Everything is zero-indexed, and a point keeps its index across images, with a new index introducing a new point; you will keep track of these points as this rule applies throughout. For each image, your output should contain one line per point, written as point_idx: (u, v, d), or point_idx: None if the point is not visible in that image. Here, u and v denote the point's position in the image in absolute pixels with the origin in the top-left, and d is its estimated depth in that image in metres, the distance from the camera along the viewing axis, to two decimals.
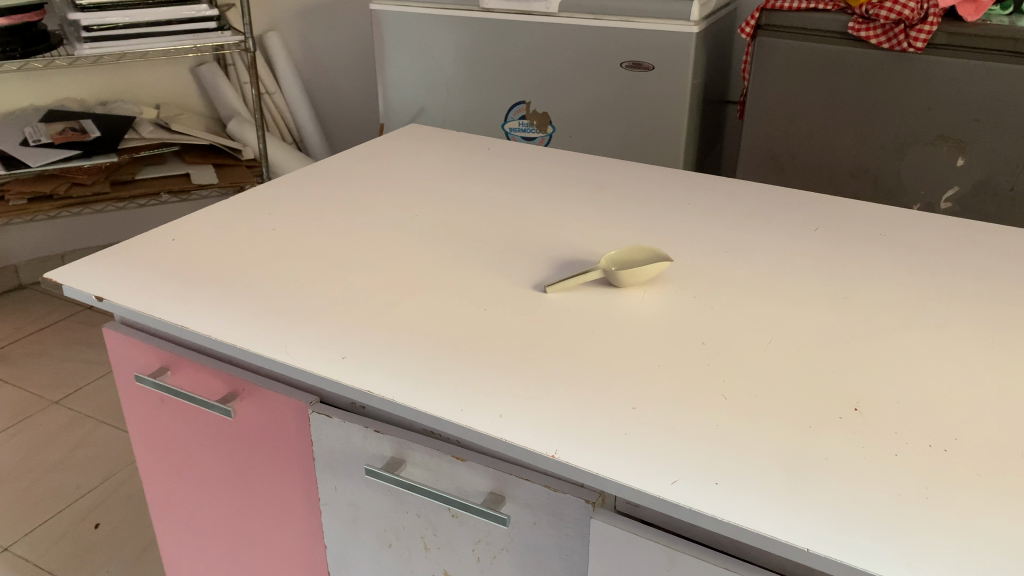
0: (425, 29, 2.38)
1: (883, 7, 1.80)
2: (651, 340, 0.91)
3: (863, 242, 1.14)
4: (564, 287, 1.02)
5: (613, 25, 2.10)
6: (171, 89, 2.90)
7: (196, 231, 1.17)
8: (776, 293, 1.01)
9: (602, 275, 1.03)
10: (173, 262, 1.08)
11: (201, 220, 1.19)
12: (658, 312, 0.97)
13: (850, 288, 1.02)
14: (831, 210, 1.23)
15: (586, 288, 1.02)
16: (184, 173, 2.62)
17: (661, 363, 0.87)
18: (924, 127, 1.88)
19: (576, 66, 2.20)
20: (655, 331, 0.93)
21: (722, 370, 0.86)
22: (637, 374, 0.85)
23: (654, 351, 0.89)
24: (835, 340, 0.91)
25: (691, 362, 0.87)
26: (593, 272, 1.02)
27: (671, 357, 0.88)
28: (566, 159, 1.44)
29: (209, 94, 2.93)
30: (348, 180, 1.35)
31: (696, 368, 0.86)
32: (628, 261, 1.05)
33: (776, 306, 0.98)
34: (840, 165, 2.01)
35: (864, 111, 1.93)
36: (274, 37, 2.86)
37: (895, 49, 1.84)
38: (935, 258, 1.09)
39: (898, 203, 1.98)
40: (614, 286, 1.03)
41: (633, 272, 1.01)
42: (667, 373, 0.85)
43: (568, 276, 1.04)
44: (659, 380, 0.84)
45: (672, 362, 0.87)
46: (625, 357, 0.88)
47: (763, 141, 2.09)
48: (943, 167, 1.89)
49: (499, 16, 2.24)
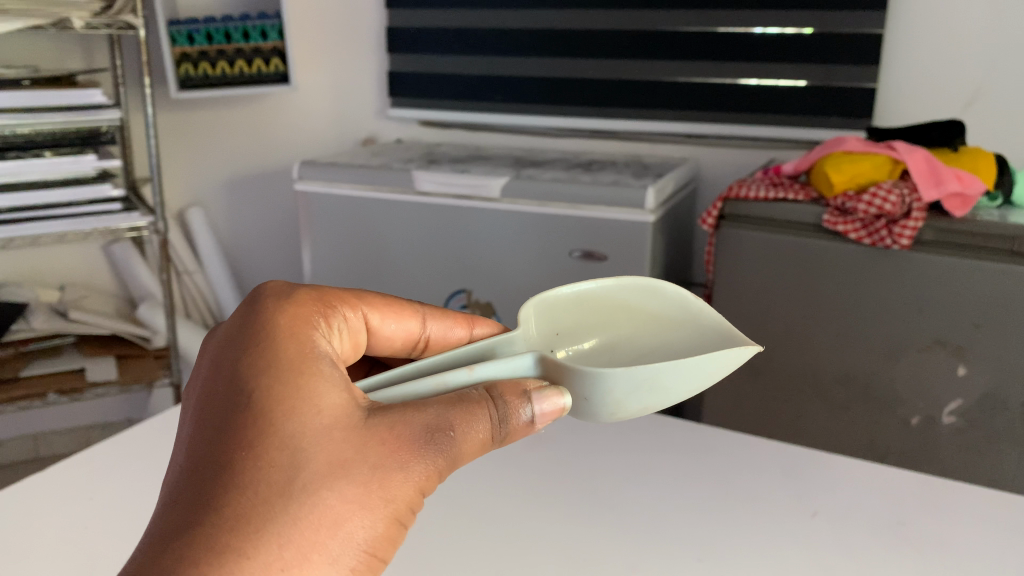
0: (260, 205, 1.62)
1: (872, 206, 0.87)
2: (529, 391, 0.36)
3: (877, 505, 0.49)
4: (372, 390, 0.37)
5: (497, 209, 1.11)
6: (47, 54, 1.34)
7: (46, 113, 1.10)
8: (611, 494, 0.49)
9: (547, 363, 0.39)
10: (51, 206, 1.15)
11: (50, 155, 1.13)
12: (470, 543, 0.45)
13: (811, 570, 0.43)
14: (852, 449, 0.96)
15: (458, 381, 0.37)
16: (55, 269, 1.49)
17: (523, 358, 0.39)
18: (885, 420, 0.93)
19: (442, 249, 1.17)
20: (552, 359, 0.39)
21: (618, 372, 0.37)
22: (466, 374, 0.37)
23: (532, 393, 0.36)
24: (836, 548, 0.44)
25: (592, 392, 0.38)
26: (504, 366, 0.38)
27: (540, 385, 0.37)
28: (471, 247, 1.14)
29: (128, 69, 1.41)
30: (121, 19, 1.12)
31: (590, 381, 0.38)
32: (607, 337, 0.46)
33: (597, 518, 0.47)
34: (856, 452, 0.96)
35: (777, 399, 1.00)
36: (175, 141, 1.56)
37: (957, 410, 0.89)
38: (867, 493, 0.50)
39: (913, 466, 0.93)
40: (557, 380, 0.39)
41: (595, 381, 0.38)
42: (517, 387, 0.36)
43: (412, 367, 0.38)
44: (484, 389, 0.35)
45: (537, 401, 0.36)
46: (470, 334, 0.46)
47: (727, 427, 1.05)
48: (992, 427, 0.87)
49: (323, 174, 1.23)
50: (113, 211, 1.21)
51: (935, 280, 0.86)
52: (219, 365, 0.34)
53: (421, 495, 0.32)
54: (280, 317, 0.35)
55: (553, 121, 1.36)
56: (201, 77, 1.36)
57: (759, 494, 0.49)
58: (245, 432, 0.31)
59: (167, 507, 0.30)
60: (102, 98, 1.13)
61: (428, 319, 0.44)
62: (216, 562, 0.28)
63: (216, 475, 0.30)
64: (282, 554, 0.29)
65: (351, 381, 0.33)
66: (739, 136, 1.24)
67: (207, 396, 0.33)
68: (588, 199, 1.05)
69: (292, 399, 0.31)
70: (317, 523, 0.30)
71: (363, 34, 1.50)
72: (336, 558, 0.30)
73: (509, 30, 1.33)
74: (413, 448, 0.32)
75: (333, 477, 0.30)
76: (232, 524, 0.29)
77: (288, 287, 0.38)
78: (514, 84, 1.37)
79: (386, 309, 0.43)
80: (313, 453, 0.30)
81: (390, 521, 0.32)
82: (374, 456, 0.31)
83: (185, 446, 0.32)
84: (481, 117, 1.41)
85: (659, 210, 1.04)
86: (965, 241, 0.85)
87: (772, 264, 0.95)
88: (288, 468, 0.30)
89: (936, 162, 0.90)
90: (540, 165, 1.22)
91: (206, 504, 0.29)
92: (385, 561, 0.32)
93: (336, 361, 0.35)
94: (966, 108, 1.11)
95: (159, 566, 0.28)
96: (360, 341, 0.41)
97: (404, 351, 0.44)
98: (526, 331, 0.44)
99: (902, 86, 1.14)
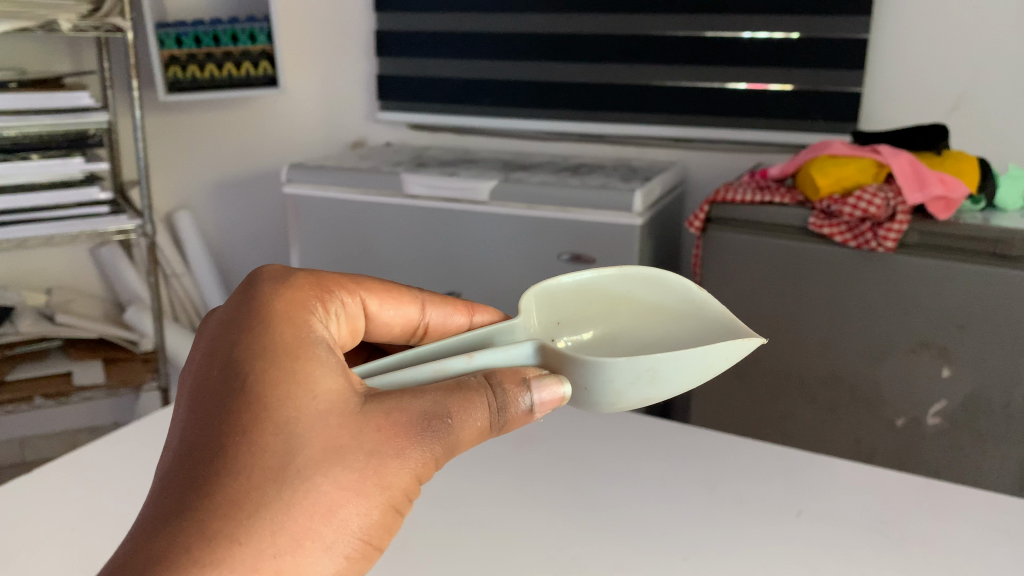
0: (249, 208, 1.62)
1: (858, 208, 0.88)
2: (528, 379, 0.36)
3: (860, 502, 0.49)
4: (370, 375, 0.37)
5: (486, 211, 1.11)
6: (35, 57, 1.34)
7: (34, 115, 1.10)
8: (606, 489, 0.50)
9: (547, 352, 0.39)
10: (37, 209, 1.14)
11: (37, 157, 1.13)
12: (466, 536, 0.45)
13: (797, 569, 0.43)
14: (840, 448, 0.97)
15: (457, 368, 0.37)
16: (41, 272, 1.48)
17: (523, 346, 0.39)
18: (873, 419, 0.94)
19: (431, 252, 1.17)
20: (551, 348, 0.39)
21: (621, 362, 0.38)
22: (464, 361, 0.37)
23: (531, 381, 0.36)
24: (823, 545, 0.45)
25: (593, 381, 0.39)
26: (505, 353, 0.39)
27: (539, 374, 0.37)
28: (461, 250, 1.15)
29: (116, 71, 1.41)
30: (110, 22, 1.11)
31: (591, 371, 0.38)
32: (606, 329, 0.47)
33: (592, 512, 0.47)
34: (843, 451, 0.97)
35: (765, 399, 1.00)
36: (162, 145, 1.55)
37: (944, 409, 0.89)
38: (853, 490, 0.50)
39: (899, 466, 0.94)
40: (556, 368, 0.40)
41: (594, 370, 0.38)
42: (516, 375, 0.36)
43: (411, 352, 0.38)
44: (483, 377, 0.35)
45: (535, 389, 0.36)
46: (469, 323, 0.46)
47: (715, 426, 1.06)
48: (976, 428, 0.88)
49: (311, 177, 1.22)
50: (101, 214, 1.20)
51: (921, 281, 0.87)
52: (215, 350, 0.34)
53: (417, 482, 0.33)
54: (276, 302, 0.35)
55: (542, 125, 1.37)
56: (190, 80, 1.36)
57: (747, 494, 0.50)
58: (240, 417, 0.31)
59: (159, 492, 0.30)
60: (90, 100, 1.13)
61: (427, 306, 0.44)
62: (208, 547, 0.28)
63: (210, 461, 0.30)
64: (274, 540, 0.29)
65: (347, 366, 0.34)
66: (726, 140, 1.25)
67: (201, 381, 0.33)
68: (577, 202, 1.05)
69: (288, 384, 0.32)
70: (312, 508, 0.30)
71: (353, 39, 1.50)
72: (331, 544, 0.30)
73: (498, 35, 1.34)
74: (409, 435, 0.32)
75: (329, 463, 0.31)
76: (225, 509, 0.29)
77: (284, 272, 0.39)
78: (503, 88, 1.37)
79: (384, 295, 0.43)
80: (308, 439, 0.31)
81: (386, 508, 0.32)
82: (370, 442, 0.32)
83: (179, 432, 0.32)
84: (470, 121, 1.42)
85: (647, 212, 1.05)
86: (949, 242, 0.86)
87: (760, 264, 0.96)
88: (282, 454, 0.30)
89: (922, 165, 0.91)
90: (529, 168, 1.23)
91: (200, 489, 0.30)
92: (380, 549, 0.32)
93: (334, 347, 0.36)
94: (950, 113, 1.12)
95: (150, 551, 0.28)
96: (358, 327, 0.41)
97: (401, 338, 0.45)
98: (527, 321, 0.44)
99: (887, 91, 1.15)
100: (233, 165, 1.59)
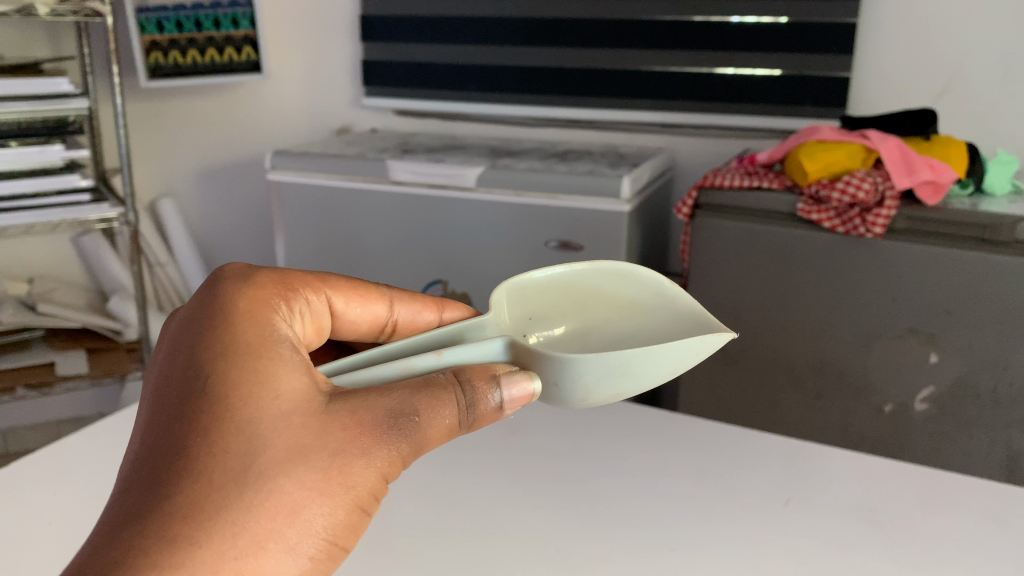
0: (233, 196, 1.60)
1: (846, 194, 0.87)
2: (499, 375, 0.35)
3: (846, 491, 0.49)
4: (334, 374, 0.36)
5: (473, 198, 1.10)
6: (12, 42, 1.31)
7: (12, 101, 1.07)
8: (583, 482, 0.49)
9: (518, 348, 0.39)
10: (16, 198, 1.12)
11: (16, 144, 1.11)
12: (443, 532, 0.44)
13: (782, 562, 0.42)
14: (826, 434, 0.97)
15: (425, 366, 0.36)
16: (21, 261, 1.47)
17: (493, 342, 0.38)
18: (858, 405, 0.93)
19: (416, 239, 1.16)
20: (523, 344, 0.38)
21: (591, 358, 0.37)
22: (433, 358, 0.36)
23: (501, 377, 0.35)
24: (810, 536, 0.44)
25: (563, 377, 0.38)
26: (474, 350, 0.38)
27: (510, 369, 0.36)
28: (448, 237, 1.14)
29: (96, 57, 1.38)
30: (88, 6, 1.09)
31: (562, 366, 0.37)
32: (578, 323, 0.46)
33: (571, 505, 0.47)
34: (829, 438, 0.97)
35: (751, 387, 1.00)
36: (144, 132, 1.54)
37: (930, 395, 0.89)
38: (839, 480, 0.50)
39: (885, 452, 0.93)
40: (526, 365, 0.39)
41: (564, 367, 0.37)
42: (486, 371, 0.35)
43: (378, 348, 0.38)
44: (451, 374, 0.35)
45: (506, 385, 0.35)
46: (440, 319, 0.45)
47: (701, 413, 1.06)
48: (961, 414, 0.88)
49: (295, 164, 1.21)
50: (82, 202, 1.18)
51: (907, 267, 0.86)
52: (176, 349, 0.33)
53: (383, 481, 0.32)
54: (237, 301, 0.34)
55: (530, 110, 1.35)
56: (172, 66, 1.34)
57: (731, 485, 0.49)
58: (201, 418, 0.30)
59: (118, 495, 0.29)
60: (69, 86, 1.11)
61: (395, 303, 0.43)
62: (167, 550, 0.27)
63: (171, 463, 0.29)
64: (236, 542, 0.28)
65: (312, 365, 0.33)
66: (714, 126, 1.24)
67: (162, 383, 0.32)
68: (563, 189, 1.04)
69: (250, 384, 0.31)
70: (274, 508, 0.29)
71: (337, 23, 1.48)
72: (296, 545, 0.29)
73: (485, 19, 1.32)
74: (374, 434, 0.32)
75: (292, 463, 0.30)
76: (186, 511, 0.28)
77: (248, 270, 0.37)
78: (489, 74, 1.36)
79: (351, 293, 0.42)
80: (271, 437, 0.30)
81: (352, 509, 0.31)
82: (334, 441, 0.31)
83: (139, 433, 0.31)
84: (457, 107, 1.40)
85: (634, 200, 1.04)
86: (936, 229, 0.85)
87: (746, 252, 0.95)
88: (244, 454, 0.29)
89: (909, 151, 0.90)
90: (516, 155, 1.22)
91: (160, 491, 0.29)
92: (348, 549, 0.31)
93: (299, 346, 0.35)
94: (939, 97, 1.11)
95: (108, 556, 0.27)
96: (325, 325, 0.40)
97: (370, 338, 0.44)
98: (497, 317, 0.43)
99: (875, 76, 1.14)
100: (216, 154, 1.58)
